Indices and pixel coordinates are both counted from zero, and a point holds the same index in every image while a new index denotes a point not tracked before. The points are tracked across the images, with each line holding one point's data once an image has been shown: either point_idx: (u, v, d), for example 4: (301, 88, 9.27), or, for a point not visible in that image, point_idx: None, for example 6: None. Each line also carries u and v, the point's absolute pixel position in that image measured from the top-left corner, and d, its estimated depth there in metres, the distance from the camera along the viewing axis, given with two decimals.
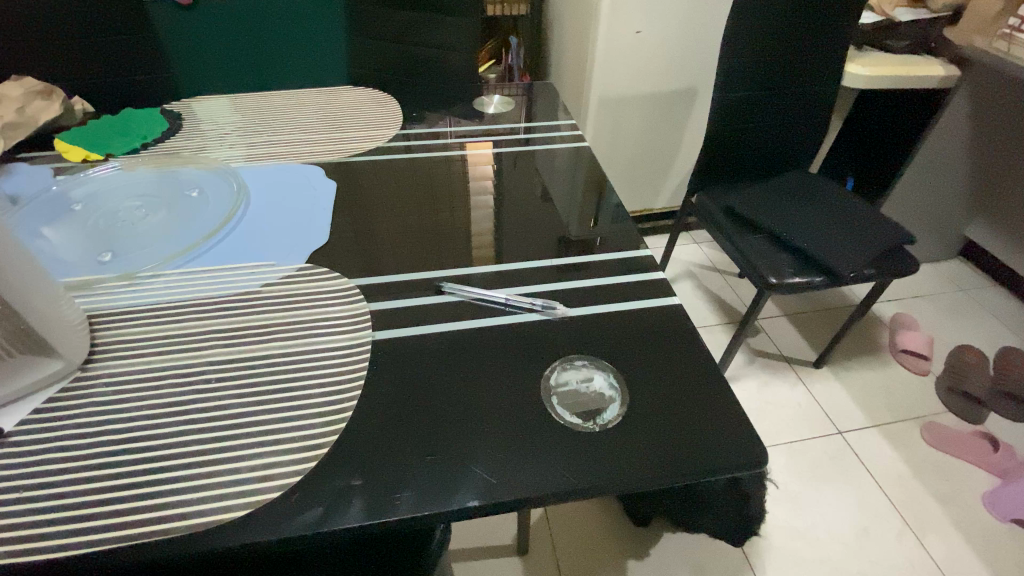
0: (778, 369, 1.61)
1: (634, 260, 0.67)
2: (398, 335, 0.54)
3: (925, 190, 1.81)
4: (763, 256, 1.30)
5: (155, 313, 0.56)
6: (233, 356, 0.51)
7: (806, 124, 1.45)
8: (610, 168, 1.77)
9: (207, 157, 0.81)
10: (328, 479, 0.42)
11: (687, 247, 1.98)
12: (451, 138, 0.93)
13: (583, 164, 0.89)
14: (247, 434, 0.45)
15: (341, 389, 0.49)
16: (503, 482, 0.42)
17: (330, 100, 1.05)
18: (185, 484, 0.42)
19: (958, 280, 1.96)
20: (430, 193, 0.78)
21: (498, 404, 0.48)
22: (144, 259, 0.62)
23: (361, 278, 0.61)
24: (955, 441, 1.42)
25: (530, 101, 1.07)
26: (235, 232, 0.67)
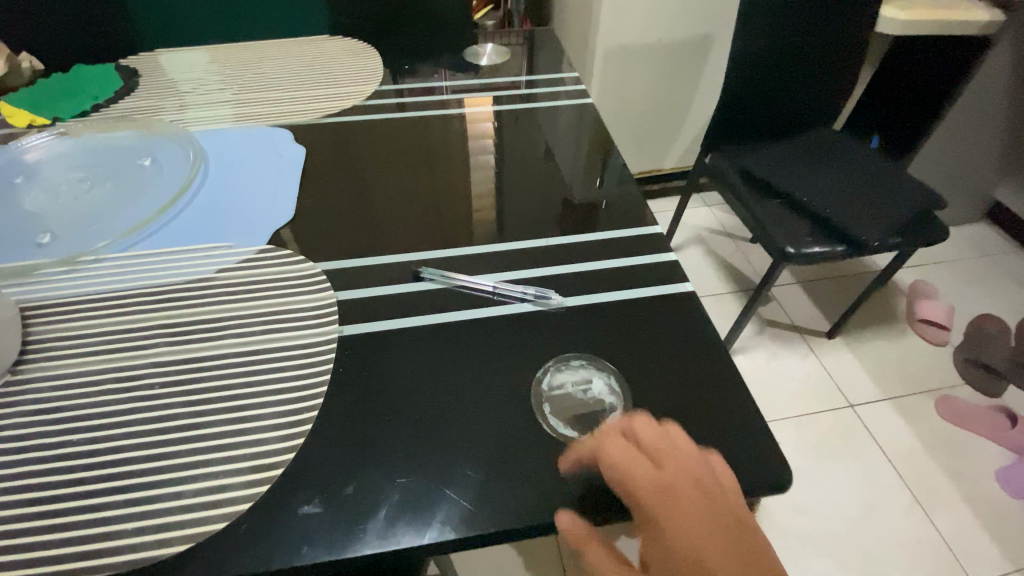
0: (789, 339, 1.54)
1: (641, 238, 0.59)
2: (369, 330, 0.47)
3: (957, 147, 1.69)
4: (780, 223, 1.20)
5: (97, 304, 0.49)
6: (181, 356, 0.45)
7: (833, 76, 1.32)
8: (616, 125, 1.65)
9: (165, 120, 0.72)
10: (283, 506, 0.37)
11: (697, 210, 1.87)
12: (448, 93, 0.83)
13: (589, 123, 0.80)
14: (191, 451, 0.39)
15: (301, 395, 0.42)
16: (484, 509, 0.37)
17: (307, 51, 0.94)
18: (119, 512, 0.36)
19: (984, 244, 1.86)
20: (415, 158, 0.69)
21: (480, 413, 0.42)
22: (87, 240, 0.55)
23: (329, 261, 0.54)
24: (970, 415, 1.38)
25: (532, 50, 0.95)
26: (190, 208, 0.59)
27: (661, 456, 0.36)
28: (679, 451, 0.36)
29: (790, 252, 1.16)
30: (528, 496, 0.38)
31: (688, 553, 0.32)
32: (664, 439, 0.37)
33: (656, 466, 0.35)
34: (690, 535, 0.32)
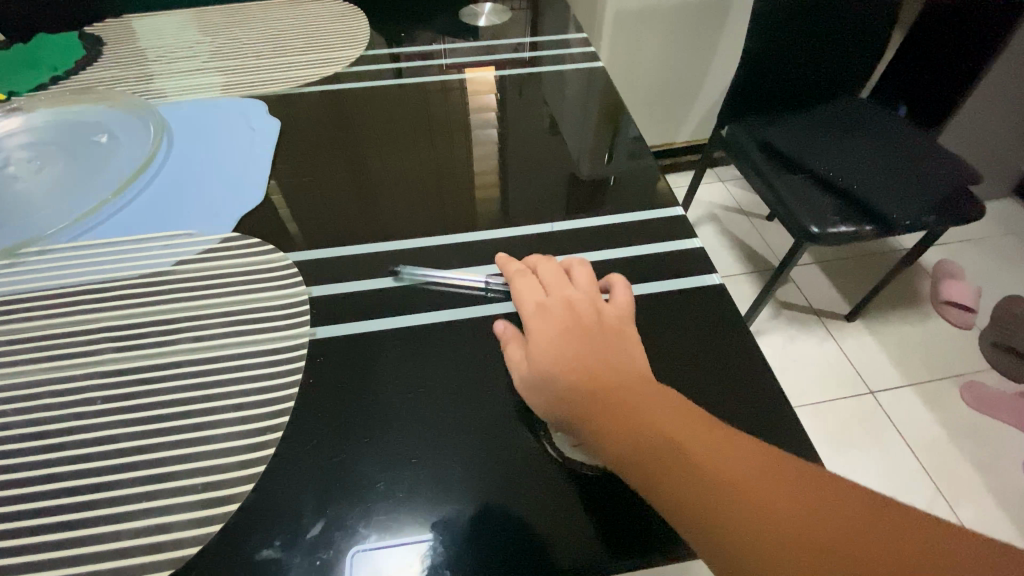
0: (806, 322, 1.47)
1: (657, 221, 0.52)
2: (345, 333, 0.41)
3: (992, 116, 1.57)
4: (805, 200, 1.12)
5: (34, 304, 0.43)
6: (126, 364, 0.39)
7: (864, 38, 1.21)
8: (626, 95, 1.55)
9: (126, 92, 0.65)
10: (239, 549, 0.31)
11: (711, 187, 1.78)
12: (445, 59, 0.75)
13: (599, 89, 0.71)
14: (134, 480, 0.33)
15: (264, 413, 0.36)
16: (473, 554, 0.31)
17: (289, 14, 0.86)
18: (46, 553, 0.31)
19: (1014, 221, 1.76)
20: (403, 128, 0.62)
21: (472, 433, 0.36)
22: (30, 228, 0.49)
23: (302, 251, 0.47)
24: (996, 401, 1.31)
25: (536, 11, 0.86)
26: (147, 192, 0.53)
27: (557, 284, 0.42)
28: (576, 284, 0.42)
29: (814, 232, 1.08)
30: (526, 535, 0.32)
31: (569, 339, 0.37)
32: (564, 275, 0.43)
33: (553, 288, 0.42)
34: (572, 329, 0.38)
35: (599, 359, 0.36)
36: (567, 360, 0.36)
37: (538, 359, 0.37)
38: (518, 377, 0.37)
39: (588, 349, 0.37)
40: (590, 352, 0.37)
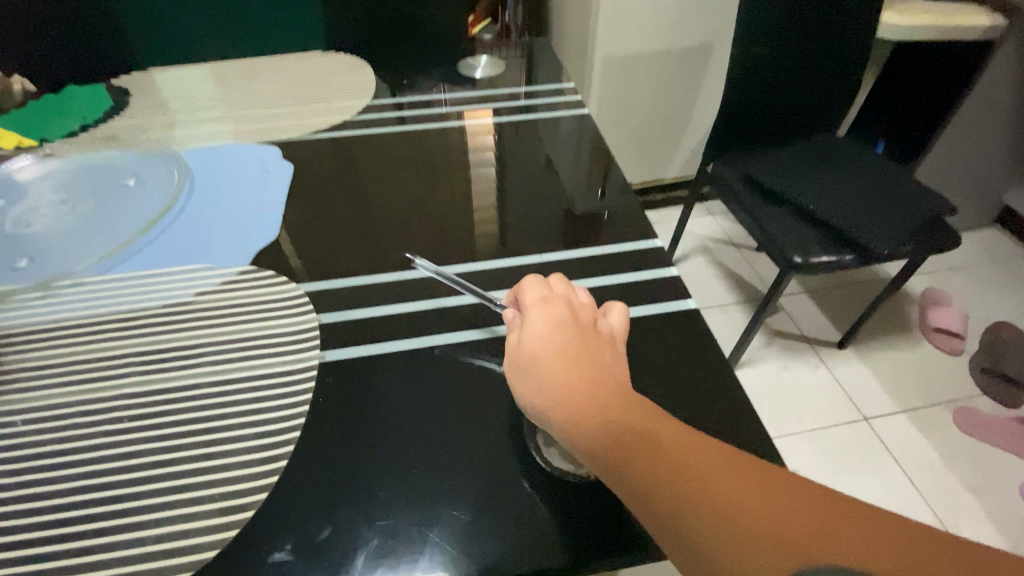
0: (798, 350, 1.50)
1: (639, 252, 0.57)
2: (352, 354, 0.45)
3: (965, 150, 1.66)
4: (787, 231, 1.17)
5: (66, 332, 0.47)
6: (150, 386, 0.42)
7: (837, 81, 1.29)
8: (616, 135, 1.63)
9: (152, 139, 0.71)
10: (255, 552, 0.34)
11: (702, 220, 1.85)
12: (447, 106, 0.81)
13: (589, 131, 0.77)
14: (155, 491, 0.36)
15: (278, 428, 0.40)
16: (470, 557, 0.34)
17: (302, 67, 0.93)
18: (77, 558, 0.33)
19: (997, 250, 1.81)
20: (404, 169, 0.68)
21: (468, 446, 0.39)
22: (61, 263, 0.54)
23: (313, 281, 0.52)
24: (988, 426, 1.32)
25: (530, 62, 0.94)
26: (170, 229, 0.57)
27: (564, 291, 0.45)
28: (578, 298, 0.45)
29: (797, 261, 1.13)
30: (519, 538, 0.35)
31: (563, 338, 0.40)
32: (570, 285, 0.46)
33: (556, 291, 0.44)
34: (565, 329, 0.41)
35: (592, 362, 0.38)
36: (558, 353, 0.39)
37: (531, 351, 0.40)
38: (508, 362, 0.40)
39: (580, 351, 0.39)
40: (583, 355, 0.39)
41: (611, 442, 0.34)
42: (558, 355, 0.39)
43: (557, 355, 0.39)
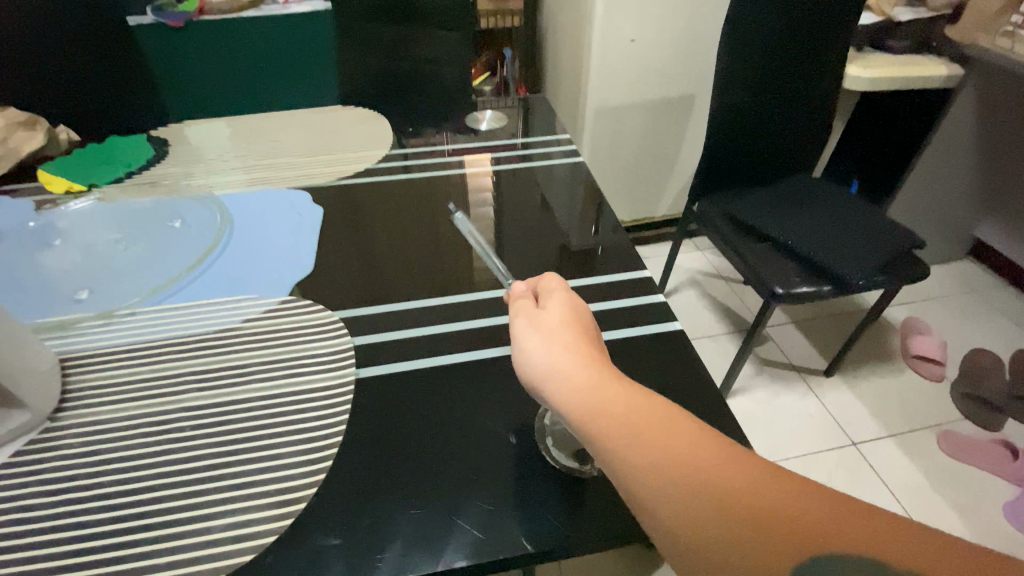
0: (787, 379, 1.56)
1: (631, 282, 0.64)
2: (383, 371, 0.51)
3: (931, 190, 1.77)
4: (768, 265, 1.26)
5: (129, 355, 0.53)
6: (208, 401, 0.49)
7: (809, 128, 1.41)
8: (609, 177, 1.75)
9: (192, 185, 0.79)
10: (307, 538, 0.39)
11: (690, 255, 1.95)
12: (449, 155, 0.90)
13: (582, 176, 0.86)
14: (219, 489, 0.42)
15: (321, 435, 0.46)
16: (493, 540, 0.39)
17: (321, 120, 1.03)
18: (155, 546, 0.39)
19: (970, 281, 1.90)
20: (420, 210, 0.76)
21: (487, 447, 0.45)
22: (120, 295, 0.60)
23: (346, 309, 0.59)
24: (971, 449, 1.37)
25: (527, 115, 1.04)
26: (215, 266, 0.65)
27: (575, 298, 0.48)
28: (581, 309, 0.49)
29: (779, 292, 1.21)
30: (535, 524, 0.40)
31: (571, 335, 0.41)
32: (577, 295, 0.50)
33: (560, 289, 0.46)
34: (573, 327, 0.42)
35: (597, 357, 0.40)
36: (577, 338, 0.41)
37: (540, 347, 0.41)
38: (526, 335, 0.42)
39: (587, 348, 0.41)
40: (591, 351, 0.40)
41: (618, 436, 0.34)
42: (565, 351, 0.40)
43: (564, 350, 0.40)
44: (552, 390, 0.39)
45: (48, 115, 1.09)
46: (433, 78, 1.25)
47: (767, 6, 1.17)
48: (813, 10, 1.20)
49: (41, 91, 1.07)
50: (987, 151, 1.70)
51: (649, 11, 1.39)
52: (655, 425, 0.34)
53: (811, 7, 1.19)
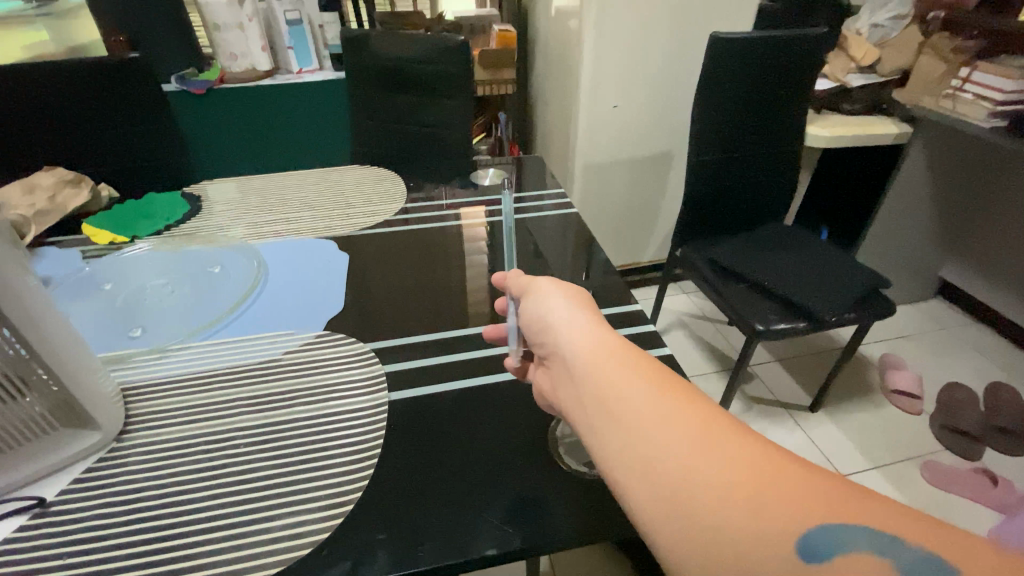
0: (775, 415, 1.63)
1: (622, 317, 0.73)
2: (412, 395, 0.59)
3: (896, 238, 1.86)
4: (748, 304, 1.36)
5: (183, 384, 0.60)
6: (258, 422, 0.55)
7: (778, 181, 1.56)
8: (598, 226, 1.88)
9: (228, 237, 0.88)
10: (355, 534, 0.45)
11: (676, 298, 2.06)
12: (444, 210, 1.00)
13: (574, 225, 0.97)
14: (275, 495, 0.48)
15: (362, 448, 0.53)
16: (517, 531, 0.45)
17: (337, 178, 1.14)
18: (224, 544, 0.44)
19: (939, 318, 2.02)
20: (433, 257, 0.85)
21: (506, 455, 0.52)
22: (171, 332, 0.68)
23: (375, 342, 0.67)
24: (954, 479, 1.43)
25: (521, 172, 1.17)
26: (254, 306, 0.73)
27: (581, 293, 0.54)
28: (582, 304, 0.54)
29: (759, 328, 1.31)
30: (552, 518, 0.47)
31: (582, 307, 0.47)
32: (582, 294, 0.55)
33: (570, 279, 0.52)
34: (585, 301, 0.48)
35: (607, 327, 0.46)
36: (587, 315, 0.46)
37: (556, 310, 0.47)
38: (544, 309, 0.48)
39: (599, 319, 0.46)
40: (602, 323, 0.46)
41: (623, 382, 0.39)
42: (579, 315, 0.46)
43: (577, 315, 0.46)
44: (564, 345, 0.44)
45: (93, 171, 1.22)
46: (437, 139, 1.38)
47: (732, 78, 1.34)
48: (773, 82, 1.37)
49: (88, 151, 1.20)
50: (943, 200, 1.82)
51: (629, 82, 1.57)
52: (662, 384, 0.39)
53: (770, 79, 1.36)
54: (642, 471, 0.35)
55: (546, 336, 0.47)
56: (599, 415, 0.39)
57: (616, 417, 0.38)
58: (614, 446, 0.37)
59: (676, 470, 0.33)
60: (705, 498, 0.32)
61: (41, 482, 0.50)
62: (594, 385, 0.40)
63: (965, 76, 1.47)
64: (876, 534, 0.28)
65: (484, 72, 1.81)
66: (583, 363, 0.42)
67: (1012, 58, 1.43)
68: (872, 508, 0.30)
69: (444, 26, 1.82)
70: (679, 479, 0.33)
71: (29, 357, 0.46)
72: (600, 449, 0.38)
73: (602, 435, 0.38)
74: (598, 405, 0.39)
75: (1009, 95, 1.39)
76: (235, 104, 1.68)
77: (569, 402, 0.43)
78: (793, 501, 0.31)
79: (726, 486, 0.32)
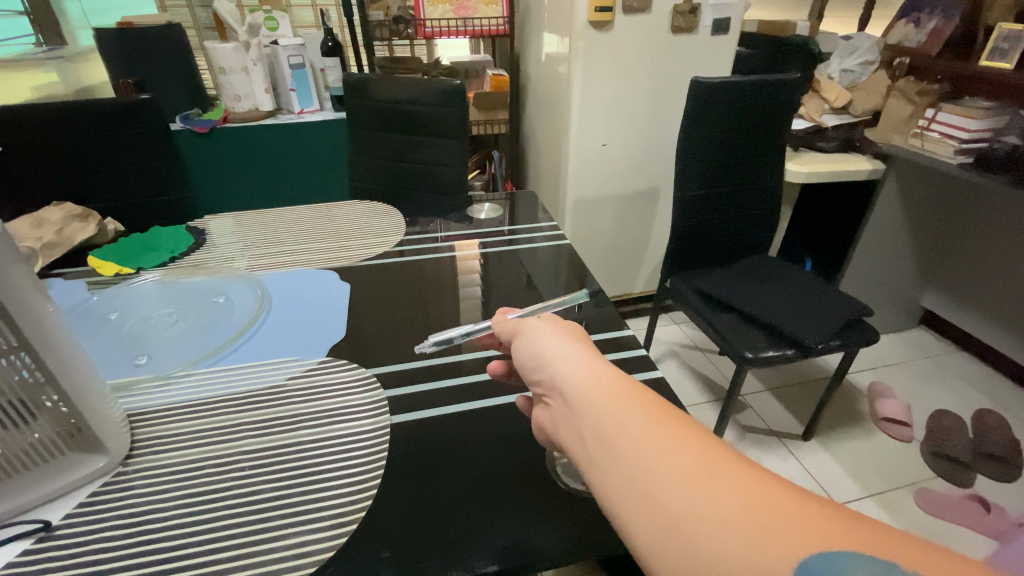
0: (768, 444, 1.63)
1: (613, 343, 0.76)
2: (413, 418, 0.61)
3: (878, 269, 1.92)
4: (738, 334, 1.39)
5: (189, 409, 0.62)
6: (263, 445, 0.57)
7: (761, 214, 1.62)
8: (589, 259, 1.92)
9: (232, 269, 0.91)
10: (360, 554, 0.46)
11: (668, 329, 2.09)
12: (442, 242, 1.04)
13: (565, 256, 1.01)
14: (280, 515, 0.49)
15: (365, 470, 0.54)
16: (516, 547, 0.47)
17: (335, 213, 1.18)
18: (230, 564, 0.45)
19: (923, 346, 2.06)
20: (431, 287, 0.88)
21: (506, 475, 0.54)
22: (176, 360, 0.69)
23: (375, 368, 0.69)
24: (949, 506, 1.43)
25: (514, 206, 1.22)
26: (256, 334, 0.75)
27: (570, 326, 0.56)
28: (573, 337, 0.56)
29: (749, 356, 1.33)
30: (550, 533, 0.48)
31: (576, 342, 0.49)
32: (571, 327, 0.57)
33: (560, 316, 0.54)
34: (578, 337, 0.50)
35: (603, 359, 0.47)
36: (582, 348, 0.48)
37: (554, 347, 0.48)
38: (541, 342, 0.49)
39: (595, 353, 0.47)
40: (598, 356, 0.47)
41: (620, 414, 0.40)
42: (575, 350, 0.47)
43: (572, 351, 0.47)
44: (561, 379, 0.45)
45: (98, 207, 1.25)
46: (433, 176, 1.44)
47: (713, 118, 1.41)
48: (751, 122, 1.45)
49: (93, 187, 1.23)
50: (920, 233, 1.89)
51: (615, 122, 1.65)
52: (659, 416, 0.39)
53: (748, 120, 1.44)
54: (644, 502, 0.35)
55: (543, 371, 0.47)
56: (599, 449, 0.39)
57: (619, 446, 0.38)
58: (617, 479, 0.37)
59: (679, 500, 0.34)
60: (708, 527, 0.32)
61: (48, 506, 0.51)
62: (592, 419, 0.41)
63: (932, 117, 1.57)
64: (883, 563, 0.30)
65: (478, 113, 1.90)
66: (580, 397, 0.43)
67: (973, 100, 1.53)
68: (872, 534, 0.31)
69: (440, 70, 1.91)
70: (683, 509, 0.34)
71: (43, 382, 0.48)
72: (603, 483, 0.38)
73: (603, 468, 0.39)
74: (597, 438, 0.40)
75: (972, 135, 1.48)
76: (236, 142, 1.74)
77: (569, 437, 0.43)
78: (794, 526, 0.31)
79: (728, 513, 0.32)
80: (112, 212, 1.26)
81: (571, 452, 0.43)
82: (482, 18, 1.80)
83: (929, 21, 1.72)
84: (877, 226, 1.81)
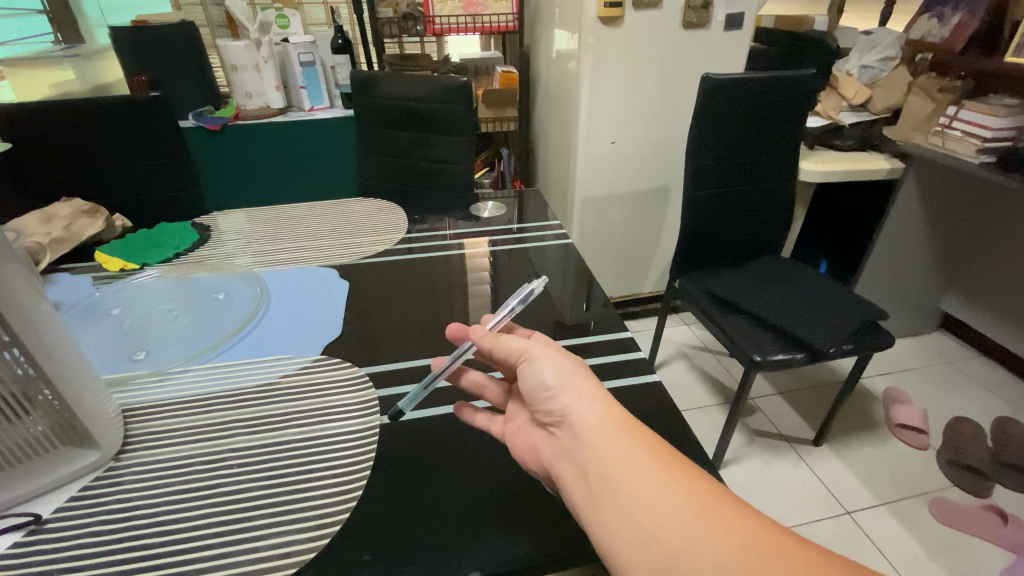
0: (778, 449, 1.59)
1: (614, 344, 0.75)
2: (403, 418, 0.60)
3: (896, 270, 1.86)
4: (746, 336, 1.36)
5: (182, 404, 0.62)
6: (254, 444, 0.57)
7: (776, 212, 1.58)
8: (596, 258, 1.91)
9: (235, 265, 0.92)
10: (342, 555, 0.46)
11: (677, 329, 2.07)
12: (449, 239, 1.04)
13: (572, 255, 0.99)
14: (265, 515, 0.49)
15: (351, 469, 0.54)
16: (500, 553, 0.46)
17: (343, 210, 1.18)
18: (214, 561, 0.45)
19: (943, 351, 1.99)
20: (431, 285, 0.88)
21: (492, 478, 0.53)
22: (174, 356, 0.70)
23: (370, 365, 0.69)
24: (964, 517, 1.38)
25: (521, 205, 1.21)
26: (255, 331, 0.75)
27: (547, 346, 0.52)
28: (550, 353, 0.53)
29: (757, 359, 1.30)
30: (535, 539, 0.47)
31: (585, 376, 0.48)
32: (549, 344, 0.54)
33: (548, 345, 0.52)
34: (586, 370, 0.49)
35: (609, 396, 0.47)
36: (586, 387, 0.47)
37: (556, 385, 0.47)
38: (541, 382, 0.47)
39: (601, 389, 0.47)
40: (602, 392, 0.47)
41: (624, 450, 0.41)
42: (582, 385, 0.47)
43: (574, 387, 0.47)
44: (566, 417, 0.46)
45: (108, 203, 1.27)
46: (439, 174, 1.43)
47: (727, 114, 1.38)
48: (761, 118, 1.41)
49: (105, 183, 1.26)
50: (940, 235, 1.83)
51: (626, 119, 1.63)
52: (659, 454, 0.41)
53: (759, 115, 1.40)
54: (642, 541, 0.37)
55: (549, 403, 0.47)
56: (602, 485, 0.40)
57: (622, 486, 0.39)
58: (617, 517, 0.38)
59: (677, 540, 0.36)
60: (708, 565, 0.34)
61: (39, 499, 0.52)
62: (597, 453, 0.42)
63: (954, 114, 1.50)
64: None
65: (487, 110, 1.88)
66: (586, 431, 0.44)
67: (996, 98, 1.47)
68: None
69: (449, 67, 1.91)
70: (684, 548, 0.35)
71: (36, 377, 0.48)
72: (601, 517, 0.39)
73: (603, 505, 0.40)
74: (598, 472, 0.41)
75: (996, 132, 1.41)
76: (248, 141, 1.75)
77: (568, 471, 0.44)
78: (793, 566, 0.33)
79: (723, 553, 0.34)
80: (123, 211, 1.29)
81: (569, 486, 0.43)
82: (492, 14, 1.79)
83: (953, 15, 1.64)
84: (895, 227, 1.75)
